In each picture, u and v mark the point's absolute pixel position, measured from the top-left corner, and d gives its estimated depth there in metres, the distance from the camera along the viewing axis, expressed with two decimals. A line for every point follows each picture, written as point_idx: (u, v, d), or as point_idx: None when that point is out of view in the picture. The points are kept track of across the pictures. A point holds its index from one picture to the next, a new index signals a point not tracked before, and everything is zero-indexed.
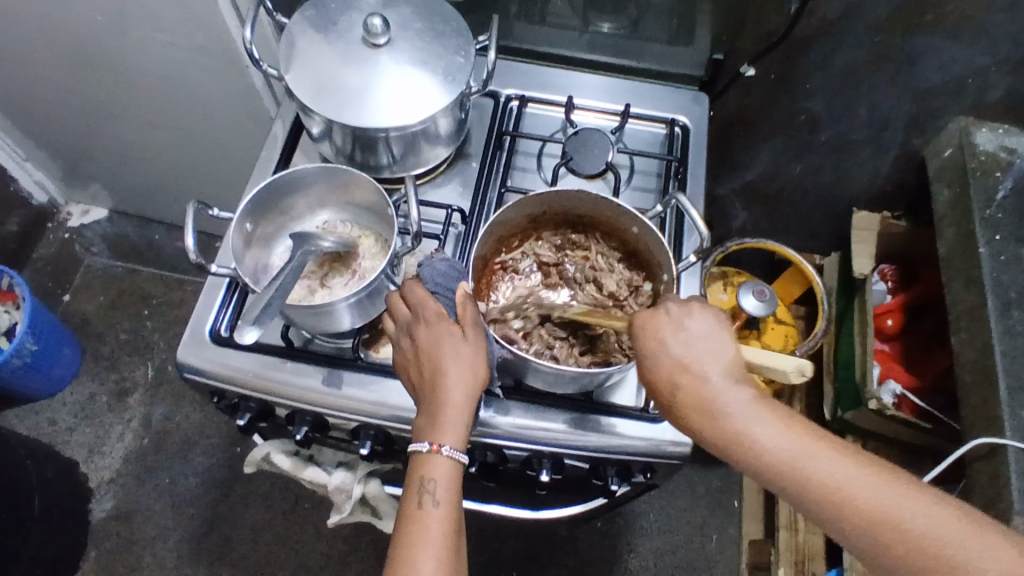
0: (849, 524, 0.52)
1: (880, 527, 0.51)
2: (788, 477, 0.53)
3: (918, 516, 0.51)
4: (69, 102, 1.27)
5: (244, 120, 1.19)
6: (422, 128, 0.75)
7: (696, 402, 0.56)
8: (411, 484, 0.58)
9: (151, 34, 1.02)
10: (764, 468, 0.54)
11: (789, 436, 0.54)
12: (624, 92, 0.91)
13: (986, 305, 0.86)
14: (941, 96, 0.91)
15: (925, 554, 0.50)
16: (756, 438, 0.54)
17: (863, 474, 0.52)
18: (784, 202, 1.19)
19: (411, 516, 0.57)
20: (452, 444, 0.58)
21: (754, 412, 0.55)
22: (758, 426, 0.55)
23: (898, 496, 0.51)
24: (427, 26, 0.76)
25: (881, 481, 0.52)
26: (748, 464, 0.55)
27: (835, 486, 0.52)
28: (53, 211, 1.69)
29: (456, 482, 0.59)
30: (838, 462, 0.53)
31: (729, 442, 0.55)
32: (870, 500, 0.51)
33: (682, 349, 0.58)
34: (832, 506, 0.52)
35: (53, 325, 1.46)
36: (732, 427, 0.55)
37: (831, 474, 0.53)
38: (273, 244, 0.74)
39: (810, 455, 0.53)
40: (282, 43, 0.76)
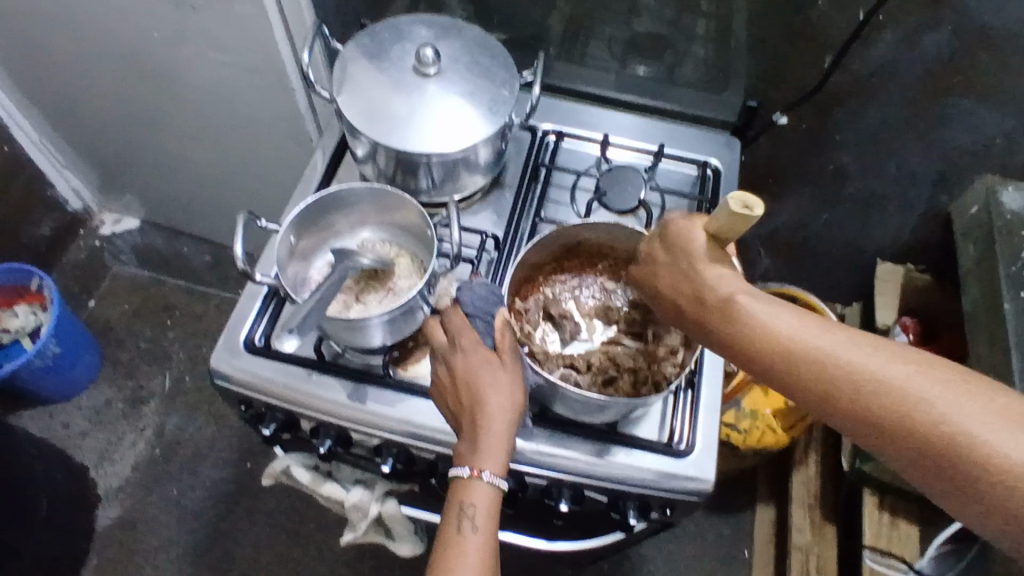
0: (864, 414, 0.47)
1: (895, 412, 0.45)
2: (792, 361, 0.48)
3: (942, 398, 0.45)
4: (116, 113, 1.31)
5: (284, 141, 1.23)
6: (463, 157, 0.77)
7: (711, 304, 0.53)
8: (452, 509, 0.59)
9: (205, 53, 1.07)
10: (771, 359, 0.49)
11: (801, 323, 0.49)
12: (657, 134, 0.94)
13: (1010, 362, 0.87)
14: (970, 154, 0.93)
15: (952, 446, 0.44)
16: (765, 330, 0.49)
17: (888, 359, 0.47)
18: (808, 250, 1.20)
19: (450, 541, 0.58)
20: (492, 471, 0.59)
21: (766, 302, 0.51)
22: (762, 314, 0.50)
23: (915, 377, 0.46)
24: (475, 60, 0.79)
25: (905, 366, 0.46)
26: (754, 357, 0.50)
27: (851, 374, 0.47)
28: (86, 217, 1.73)
29: (495, 508, 0.59)
30: (853, 347, 0.48)
31: (737, 335, 0.51)
32: (888, 385, 0.46)
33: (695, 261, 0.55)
34: (847, 397, 0.47)
35: (77, 329, 1.48)
36: (742, 319, 0.51)
37: (844, 362, 0.47)
38: (313, 258, 0.76)
39: (818, 335, 0.48)
40: (336, 67, 0.79)
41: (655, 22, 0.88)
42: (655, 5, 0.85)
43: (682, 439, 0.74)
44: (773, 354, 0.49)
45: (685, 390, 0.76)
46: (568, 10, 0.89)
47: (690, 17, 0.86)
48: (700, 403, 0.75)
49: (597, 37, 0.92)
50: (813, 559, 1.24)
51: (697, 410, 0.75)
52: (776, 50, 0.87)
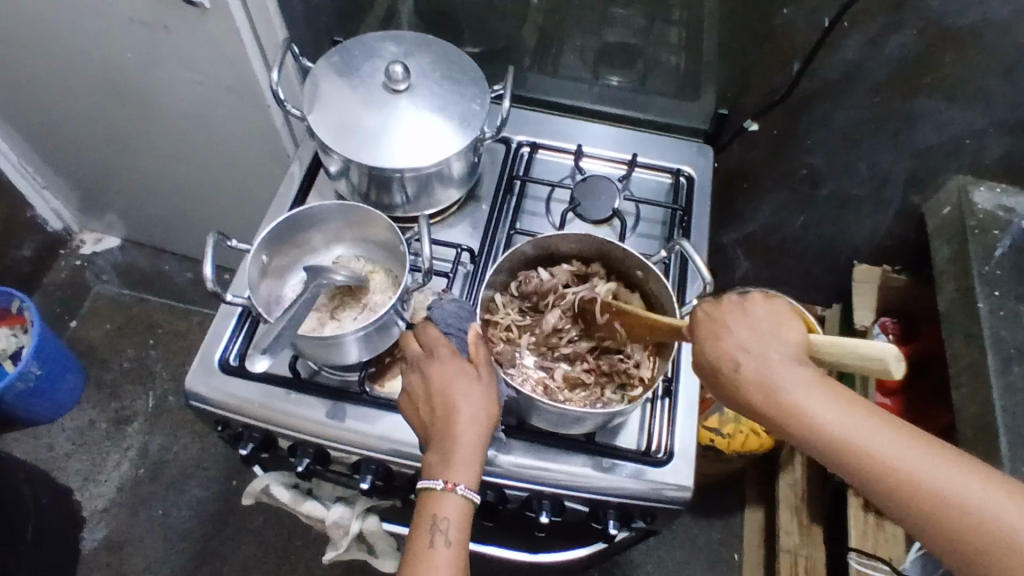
0: (916, 517, 0.47)
1: (948, 519, 0.46)
2: (852, 460, 0.48)
3: (998, 510, 0.46)
4: (93, 133, 1.31)
5: (262, 157, 1.23)
6: (437, 170, 0.78)
7: (748, 387, 0.51)
8: (422, 522, 0.58)
9: (179, 71, 1.07)
10: (827, 455, 0.49)
11: (861, 421, 0.49)
12: (631, 142, 0.94)
13: (985, 360, 0.87)
14: (939, 154, 0.94)
15: (989, 545, 0.45)
16: (817, 423, 0.49)
17: (938, 462, 0.47)
18: (786, 253, 1.21)
19: (421, 555, 0.57)
20: (465, 483, 0.58)
21: (819, 392, 0.50)
22: (820, 410, 0.49)
23: (968, 485, 0.47)
24: (445, 74, 0.80)
25: (955, 471, 0.47)
26: (806, 446, 0.50)
27: (909, 478, 0.47)
28: (67, 238, 1.72)
29: (466, 521, 0.59)
30: (907, 448, 0.48)
31: (790, 422, 0.50)
32: (943, 492, 0.47)
33: (739, 328, 0.53)
34: (898, 498, 0.48)
35: (58, 350, 1.47)
36: (800, 413, 0.50)
37: (900, 461, 0.48)
38: (287, 276, 0.76)
39: (874, 436, 0.48)
40: (306, 85, 0.79)
41: (626, 32, 0.88)
42: (625, 16, 0.86)
43: (660, 447, 0.74)
44: (831, 451, 0.49)
45: (662, 397, 0.76)
46: (540, 21, 0.90)
47: (660, 27, 0.86)
48: (677, 411, 0.75)
49: (568, 48, 0.93)
50: (802, 561, 1.24)
51: (674, 418, 0.75)
52: (745, 58, 0.88)
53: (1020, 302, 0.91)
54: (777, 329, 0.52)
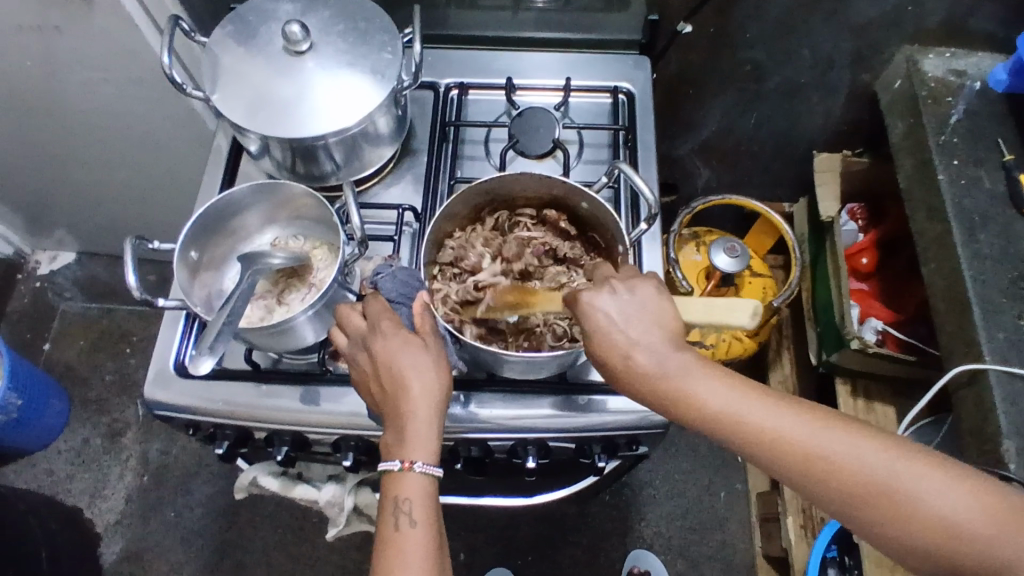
0: (807, 481, 0.53)
1: (838, 478, 0.52)
2: (739, 437, 0.54)
3: (841, 449, 0.52)
4: (12, 151, 1.24)
5: (192, 144, 1.17)
6: (361, 130, 0.74)
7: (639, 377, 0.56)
8: (386, 505, 0.58)
9: (79, 70, 1.00)
10: (721, 434, 0.55)
11: (745, 399, 0.54)
12: (563, 67, 0.90)
13: (951, 232, 0.86)
14: (883, 27, 0.90)
15: (872, 494, 0.51)
16: (702, 403, 0.54)
17: (820, 428, 0.53)
18: (744, 154, 1.18)
19: (390, 540, 0.56)
20: (424, 460, 0.58)
21: (701, 377, 0.55)
22: (706, 391, 0.55)
23: (849, 445, 0.52)
24: (349, 26, 0.75)
25: (825, 431, 0.53)
26: (695, 425, 0.56)
27: (794, 445, 0.53)
28: (21, 261, 1.67)
29: (431, 497, 0.58)
30: (781, 416, 0.54)
31: (678, 406, 0.55)
32: (818, 451, 0.52)
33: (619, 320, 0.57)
34: (786, 465, 0.53)
35: (36, 377, 1.44)
36: (684, 398, 0.55)
37: (778, 433, 0.53)
38: (225, 268, 0.73)
39: (759, 412, 0.54)
40: (204, 62, 0.74)
41: None
42: None
43: None
44: (721, 429, 0.54)
45: None
46: None
47: None
48: None
49: None
50: None
51: None
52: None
53: (980, 167, 0.88)
54: (654, 308, 0.57)
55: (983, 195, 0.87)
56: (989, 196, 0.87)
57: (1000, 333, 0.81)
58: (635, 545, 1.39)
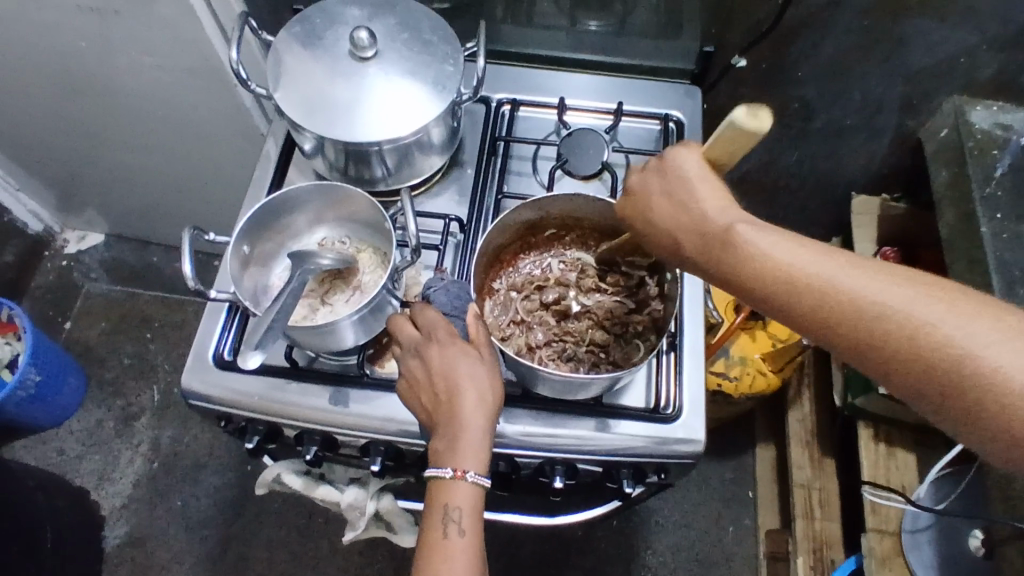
0: (858, 342, 0.47)
1: (898, 339, 0.46)
2: (787, 290, 0.49)
3: (904, 303, 0.46)
4: (57, 130, 1.26)
5: (234, 137, 1.19)
6: (415, 139, 0.74)
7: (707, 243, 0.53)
8: (434, 513, 0.58)
9: (136, 56, 1.02)
10: (772, 290, 0.50)
11: (805, 253, 0.49)
12: (615, 90, 0.91)
13: (990, 284, 0.86)
14: (934, 75, 0.90)
15: (934, 356, 0.45)
16: (757, 254, 0.50)
17: (887, 285, 0.47)
18: (781, 190, 1.18)
19: (436, 547, 0.56)
20: (475, 469, 0.58)
21: (758, 228, 0.51)
22: (760, 242, 0.50)
23: (916, 300, 0.46)
24: (413, 36, 0.76)
25: (889, 283, 0.47)
26: (742, 281, 0.51)
27: (851, 300, 0.47)
28: (50, 239, 1.68)
29: (478, 508, 0.58)
30: (862, 276, 0.48)
31: (726, 261, 0.51)
32: (876, 304, 0.47)
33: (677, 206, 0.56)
34: (836, 321, 0.48)
35: (56, 354, 1.45)
36: (741, 249, 0.51)
37: (854, 294, 0.47)
38: (272, 264, 0.74)
39: (821, 265, 0.49)
40: (268, 61, 0.75)
41: None
42: None
43: (669, 403, 0.73)
44: (770, 282, 0.49)
45: (669, 352, 0.74)
46: None
47: None
48: (683, 363, 0.74)
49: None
50: (815, 493, 1.25)
51: (681, 371, 0.74)
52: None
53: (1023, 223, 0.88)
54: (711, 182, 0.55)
55: None
56: None
57: None
58: (639, 572, 1.38)
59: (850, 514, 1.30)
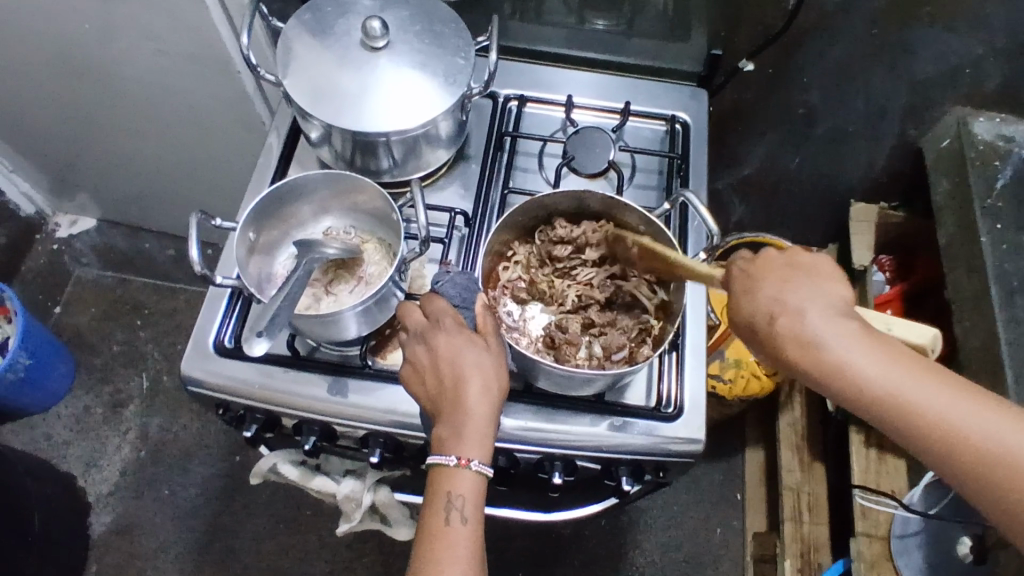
0: (950, 460, 0.52)
1: (987, 462, 0.51)
2: (889, 409, 0.52)
3: (986, 427, 0.51)
4: (55, 111, 1.24)
5: (235, 125, 1.18)
6: (424, 131, 0.74)
7: (793, 340, 0.55)
8: (436, 500, 0.57)
9: (140, 39, 1.01)
10: (871, 404, 0.53)
11: (903, 374, 0.53)
12: (622, 90, 0.91)
13: (988, 293, 0.87)
14: (938, 86, 0.91)
15: (1016, 476, 0.50)
16: (860, 373, 0.53)
17: (974, 411, 0.52)
18: (781, 195, 1.19)
19: (437, 534, 0.56)
20: (479, 458, 0.58)
21: (857, 344, 0.53)
22: (862, 362, 0.53)
23: (998, 427, 0.51)
24: (425, 28, 0.75)
25: (975, 408, 0.52)
26: (845, 396, 0.54)
27: (943, 423, 0.52)
28: (41, 222, 1.66)
29: (480, 497, 0.58)
30: (928, 386, 0.52)
31: (830, 374, 0.53)
32: (965, 431, 0.51)
33: (772, 287, 0.57)
34: (927, 440, 0.52)
35: (45, 338, 1.43)
36: (846, 368, 0.53)
37: (927, 404, 0.52)
38: (276, 252, 0.73)
39: (914, 389, 0.52)
40: (278, 48, 0.74)
41: None
42: None
43: (670, 401, 0.73)
44: (873, 399, 0.53)
45: (671, 352, 0.75)
46: None
47: None
48: (685, 362, 0.75)
49: None
50: (804, 497, 1.26)
51: (682, 370, 0.75)
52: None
53: (1021, 234, 0.90)
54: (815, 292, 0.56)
55: (1023, 261, 0.89)
56: None
57: None
58: (628, 571, 1.38)
59: (838, 518, 1.31)
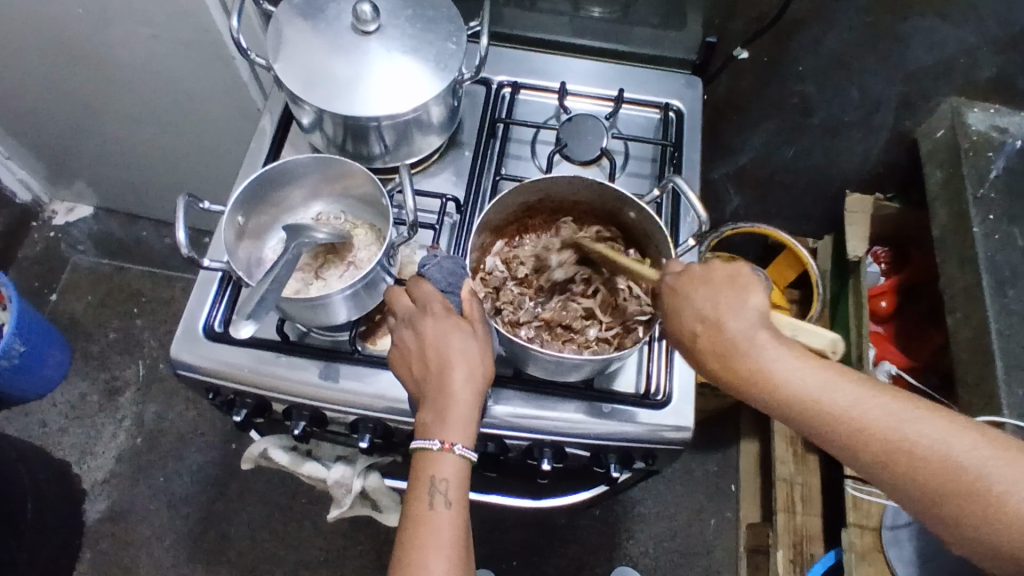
0: (887, 466, 0.51)
1: (922, 464, 0.50)
2: (815, 417, 0.52)
3: (915, 433, 0.51)
4: (48, 98, 1.24)
5: (231, 112, 1.17)
6: (414, 117, 0.74)
7: (719, 353, 0.54)
8: (420, 484, 0.57)
9: (133, 25, 1.00)
10: (796, 412, 0.53)
11: (829, 381, 0.52)
12: (616, 78, 0.90)
13: (980, 283, 0.88)
14: (932, 75, 0.91)
15: (952, 479, 0.50)
16: (782, 381, 0.52)
17: (903, 414, 0.51)
18: (776, 184, 1.19)
19: (421, 518, 0.57)
20: (463, 443, 0.58)
21: (777, 353, 0.53)
22: (783, 369, 0.52)
23: (927, 431, 0.51)
24: (416, 13, 0.75)
25: (906, 412, 0.51)
26: (771, 404, 0.54)
27: (872, 427, 0.51)
28: (38, 209, 1.65)
29: (464, 481, 0.58)
30: (855, 392, 0.52)
31: (753, 384, 0.53)
32: (898, 435, 0.51)
33: (704, 293, 0.56)
34: (856, 446, 0.52)
35: (40, 326, 1.43)
36: (765, 377, 0.53)
37: (856, 411, 0.52)
38: (266, 237, 0.73)
39: (838, 395, 0.52)
40: (269, 32, 0.74)
41: None
42: None
43: (659, 389, 0.73)
44: (794, 407, 0.52)
45: (661, 339, 0.75)
46: None
47: None
48: (675, 350, 0.74)
49: None
50: (797, 488, 1.26)
51: (672, 358, 0.75)
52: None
53: (1013, 225, 0.91)
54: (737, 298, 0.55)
55: (1015, 251, 0.90)
56: (1021, 252, 0.89)
57: (1020, 388, 0.82)
58: (621, 561, 1.39)
59: (830, 509, 1.31)
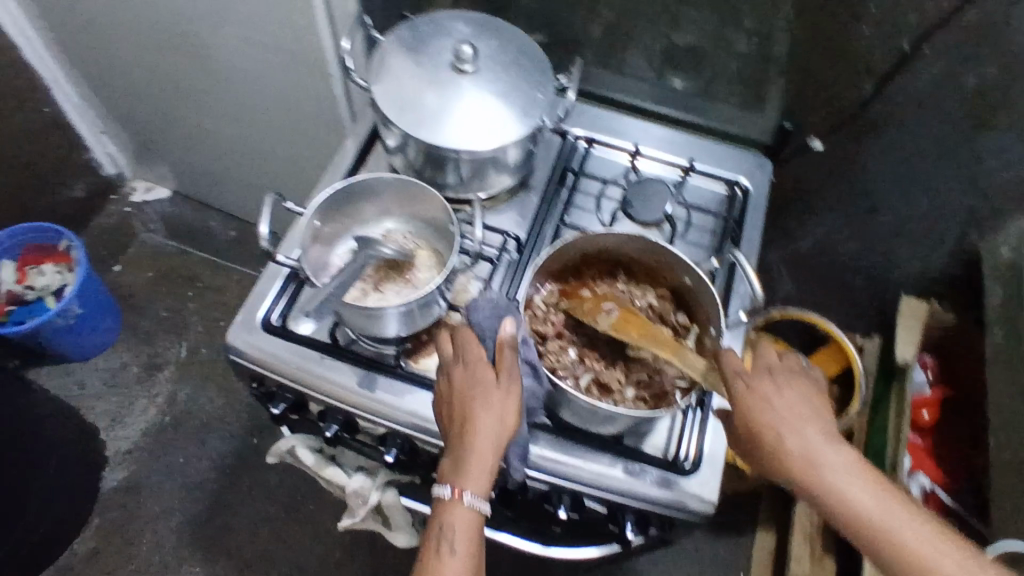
0: None
1: None
2: (875, 537, 0.57)
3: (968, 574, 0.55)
4: (155, 84, 1.34)
5: (318, 125, 1.24)
6: (492, 156, 0.78)
7: (793, 461, 0.59)
8: (433, 529, 0.60)
9: (249, 32, 1.08)
10: (857, 531, 0.57)
11: (892, 508, 0.57)
12: (689, 148, 0.93)
13: None
14: (1005, 195, 0.91)
15: None
16: (850, 499, 0.57)
17: (954, 552, 0.56)
18: (831, 276, 1.19)
19: (428, 562, 0.59)
20: (473, 493, 0.59)
21: (850, 472, 0.58)
22: (853, 488, 0.58)
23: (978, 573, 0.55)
24: (512, 61, 0.79)
25: (957, 552, 0.56)
26: (836, 518, 0.58)
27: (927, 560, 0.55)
28: (120, 184, 1.75)
29: (473, 532, 0.60)
30: (912, 524, 0.57)
31: (824, 496, 0.58)
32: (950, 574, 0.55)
33: (785, 402, 0.61)
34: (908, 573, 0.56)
35: (100, 294, 1.50)
36: (836, 490, 0.58)
37: (912, 541, 0.56)
38: (334, 245, 0.76)
39: (899, 524, 0.57)
40: (374, 58, 0.80)
41: (692, 36, 0.88)
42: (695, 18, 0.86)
43: (688, 457, 0.73)
44: (857, 526, 0.57)
45: (696, 408, 0.75)
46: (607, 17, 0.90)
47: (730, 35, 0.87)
48: (709, 422, 0.74)
49: (634, 46, 0.92)
50: None
51: (704, 429, 0.75)
52: (800, 65, 0.87)
53: None
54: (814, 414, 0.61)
55: None
56: None
57: None
58: None
59: None
